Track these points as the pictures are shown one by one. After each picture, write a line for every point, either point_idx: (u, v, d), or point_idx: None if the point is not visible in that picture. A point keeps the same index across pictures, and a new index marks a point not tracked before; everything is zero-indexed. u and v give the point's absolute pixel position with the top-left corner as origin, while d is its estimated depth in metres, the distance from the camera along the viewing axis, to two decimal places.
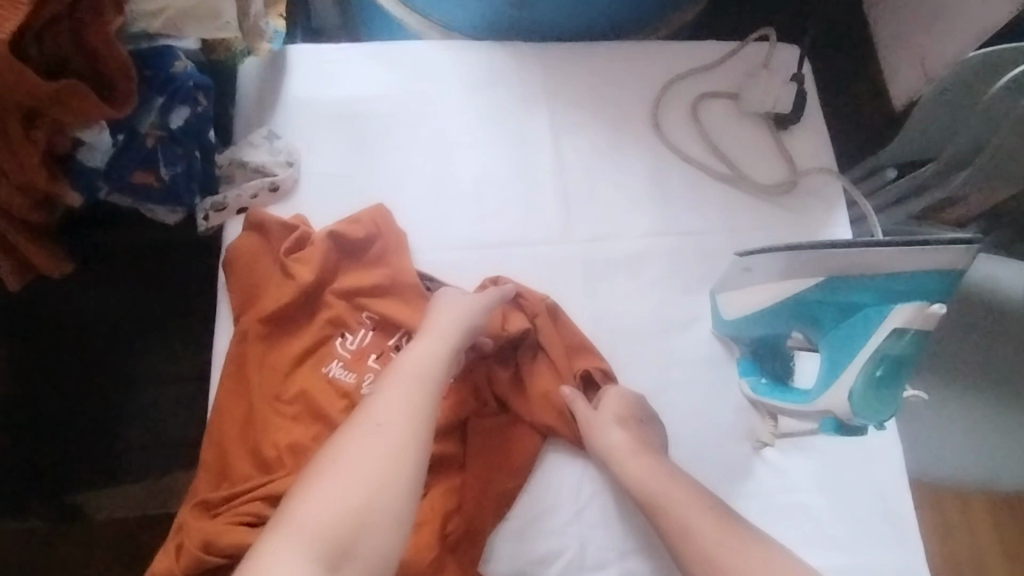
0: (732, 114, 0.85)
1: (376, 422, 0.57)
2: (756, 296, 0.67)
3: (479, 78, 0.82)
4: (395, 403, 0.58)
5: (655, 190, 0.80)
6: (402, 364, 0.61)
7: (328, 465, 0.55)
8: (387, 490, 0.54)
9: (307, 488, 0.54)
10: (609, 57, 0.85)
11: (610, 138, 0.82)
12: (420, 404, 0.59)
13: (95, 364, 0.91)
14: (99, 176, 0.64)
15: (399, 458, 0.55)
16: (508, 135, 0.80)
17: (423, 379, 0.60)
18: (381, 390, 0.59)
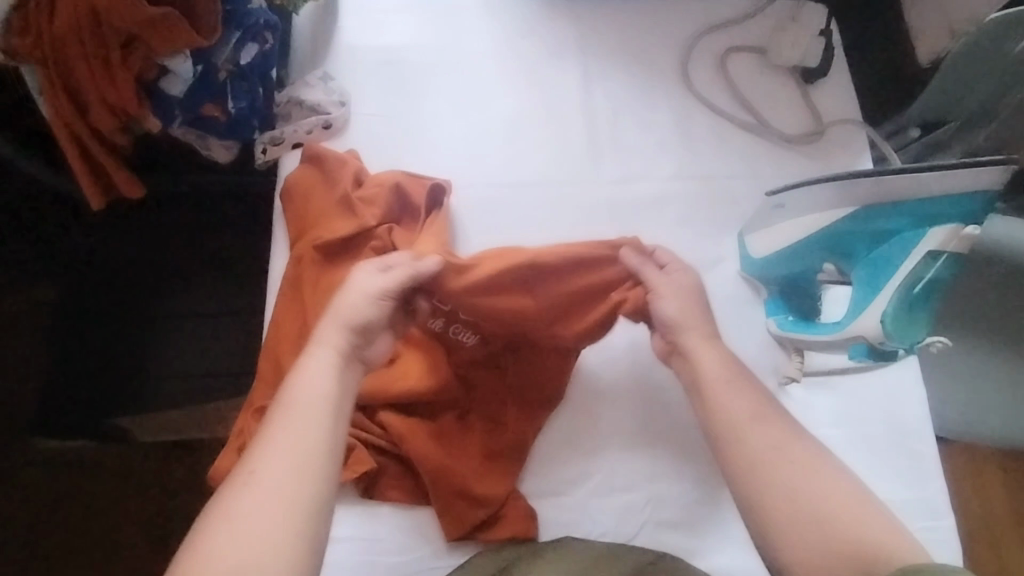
0: (761, 67, 0.88)
1: (252, 471, 0.51)
2: (788, 230, 0.71)
3: (517, 29, 0.86)
4: (278, 444, 0.52)
5: (683, 135, 0.84)
6: (289, 396, 0.55)
7: (205, 531, 0.48)
8: (274, 547, 0.48)
9: (183, 567, 0.47)
10: (641, 12, 0.89)
11: (641, 87, 0.86)
12: (311, 435, 0.53)
13: (148, 297, 0.97)
14: (175, 103, 0.69)
15: (287, 505, 0.50)
16: (539, 82, 0.84)
17: (309, 407, 0.55)
18: (262, 439, 0.53)
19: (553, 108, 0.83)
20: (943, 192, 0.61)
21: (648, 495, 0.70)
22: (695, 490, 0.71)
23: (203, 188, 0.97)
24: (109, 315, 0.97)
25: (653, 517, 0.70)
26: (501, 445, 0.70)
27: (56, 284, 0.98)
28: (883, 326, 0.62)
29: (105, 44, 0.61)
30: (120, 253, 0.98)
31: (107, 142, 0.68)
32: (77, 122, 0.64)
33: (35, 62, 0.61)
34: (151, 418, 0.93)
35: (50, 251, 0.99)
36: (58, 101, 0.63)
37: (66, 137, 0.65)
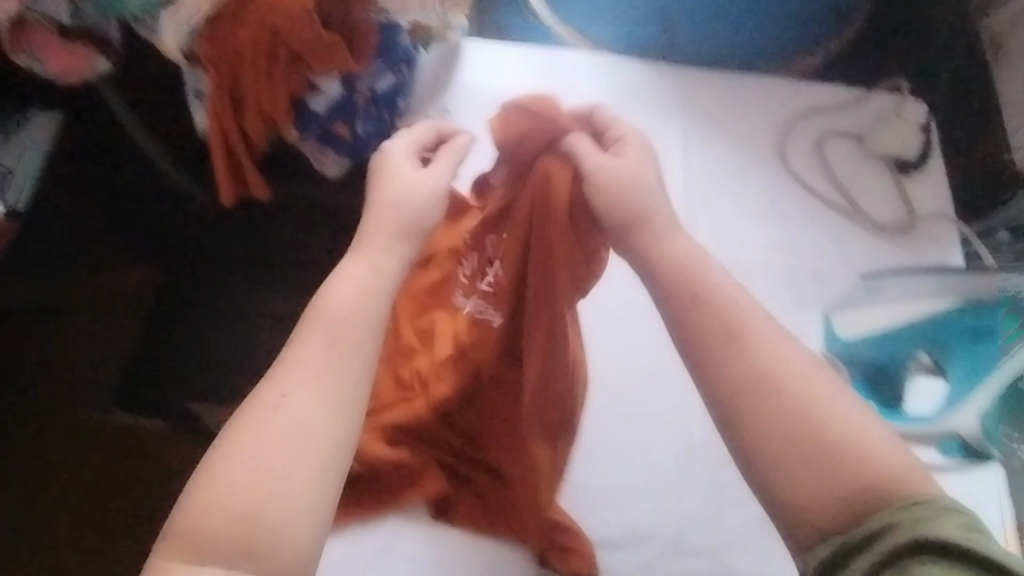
0: (856, 154, 0.91)
1: (282, 391, 0.49)
2: (885, 315, 0.77)
3: (627, 89, 0.91)
4: (308, 362, 0.51)
5: (770, 207, 0.87)
6: (323, 309, 0.54)
7: (228, 450, 0.47)
8: (299, 472, 0.47)
9: (208, 484, 0.46)
10: (747, 89, 0.93)
11: (737, 157, 0.90)
12: (342, 356, 0.52)
13: (239, 295, 1.01)
14: (315, 120, 0.76)
15: (315, 428, 0.48)
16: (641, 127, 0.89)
17: (344, 326, 0.53)
18: (294, 350, 0.51)
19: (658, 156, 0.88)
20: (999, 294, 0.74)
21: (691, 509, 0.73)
22: (760, 565, 0.72)
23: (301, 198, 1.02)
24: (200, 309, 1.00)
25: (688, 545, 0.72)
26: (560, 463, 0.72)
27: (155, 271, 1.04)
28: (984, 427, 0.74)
29: (272, 57, 0.67)
30: (218, 249, 1.02)
31: (249, 143, 0.74)
32: (229, 124, 0.71)
33: (210, 67, 0.67)
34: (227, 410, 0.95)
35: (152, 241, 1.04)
36: (218, 105, 0.70)
37: (217, 138, 0.72)
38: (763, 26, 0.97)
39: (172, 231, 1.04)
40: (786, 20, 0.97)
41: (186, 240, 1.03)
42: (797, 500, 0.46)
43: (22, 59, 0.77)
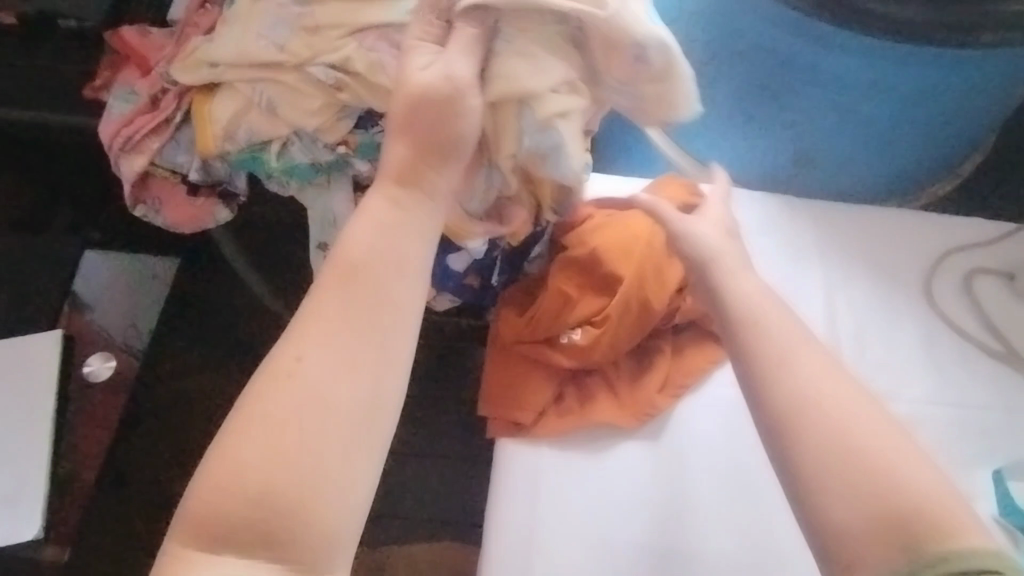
0: (1008, 294, 0.85)
1: (298, 354, 0.47)
2: None
3: (756, 226, 0.87)
4: (324, 325, 0.48)
5: (928, 357, 0.80)
6: (346, 254, 0.50)
7: (240, 418, 0.45)
8: (325, 452, 0.45)
9: (213, 454, 0.45)
10: (888, 222, 0.88)
11: (884, 298, 0.84)
12: (362, 321, 0.48)
13: None
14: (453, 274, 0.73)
15: (334, 402, 0.46)
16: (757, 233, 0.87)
17: (363, 276, 0.49)
18: (309, 309, 0.48)
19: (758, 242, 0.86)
20: None
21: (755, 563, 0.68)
22: None
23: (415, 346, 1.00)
24: None
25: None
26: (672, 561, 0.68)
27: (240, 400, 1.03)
28: None
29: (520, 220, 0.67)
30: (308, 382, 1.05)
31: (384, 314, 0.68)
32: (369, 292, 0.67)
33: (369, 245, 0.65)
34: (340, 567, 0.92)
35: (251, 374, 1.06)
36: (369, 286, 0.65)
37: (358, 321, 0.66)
38: (909, 164, 0.91)
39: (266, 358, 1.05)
40: (936, 156, 0.91)
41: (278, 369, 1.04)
42: (837, 531, 0.45)
43: (140, 212, 0.72)
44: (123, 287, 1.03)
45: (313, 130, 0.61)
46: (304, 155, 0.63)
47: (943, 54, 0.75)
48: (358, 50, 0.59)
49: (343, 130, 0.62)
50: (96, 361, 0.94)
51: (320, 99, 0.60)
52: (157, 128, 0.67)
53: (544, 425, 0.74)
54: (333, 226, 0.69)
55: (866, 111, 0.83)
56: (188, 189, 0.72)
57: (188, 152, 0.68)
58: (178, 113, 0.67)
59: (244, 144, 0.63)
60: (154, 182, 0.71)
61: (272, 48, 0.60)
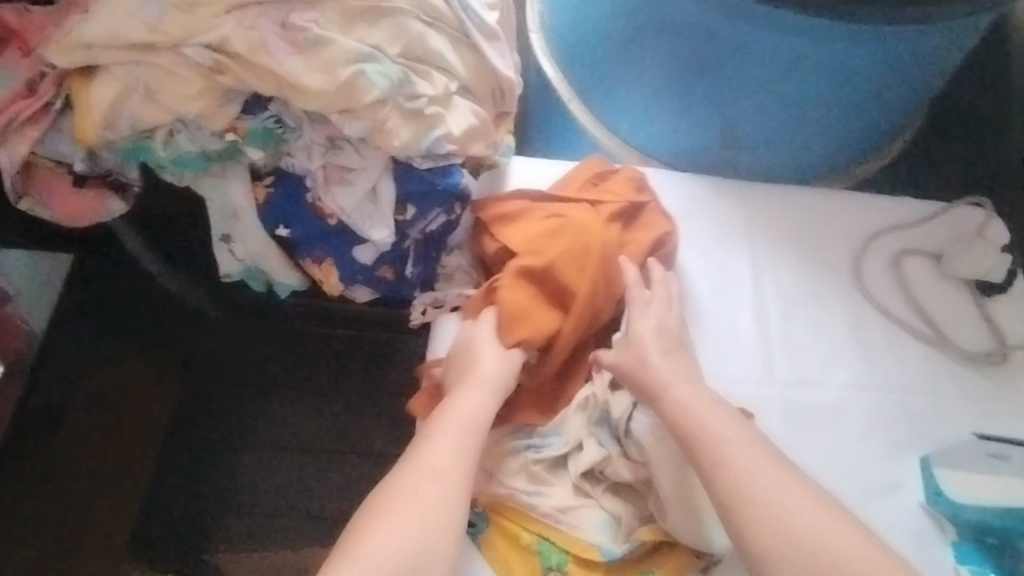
0: (935, 275, 0.84)
1: (422, 474, 0.62)
2: (991, 482, 0.71)
3: (682, 211, 0.86)
4: (444, 453, 0.63)
5: (856, 342, 0.80)
6: (452, 412, 0.66)
7: (382, 511, 0.60)
8: (437, 548, 0.59)
9: (356, 536, 0.59)
10: (817, 203, 0.87)
11: (813, 281, 0.83)
12: (466, 448, 0.64)
13: (232, 416, 1.01)
14: (361, 268, 0.66)
15: (448, 513, 0.60)
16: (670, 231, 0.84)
17: (470, 427, 0.65)
18: (428, 437, 0.64)
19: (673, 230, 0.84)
20: None
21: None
22: None
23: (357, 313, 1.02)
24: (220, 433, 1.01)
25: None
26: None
27: (142, 377, 1.01)
28: None
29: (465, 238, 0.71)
30: (224, 357, 1.03)
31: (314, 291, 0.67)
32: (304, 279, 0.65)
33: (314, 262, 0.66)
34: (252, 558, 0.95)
35: (167, 350, 1.03)
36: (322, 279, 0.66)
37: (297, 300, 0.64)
38: (838, 143, 0.90)
39: (184, 339, 1.03)
40: (866, 134, 0.90)
41: (197, 352, 1.03)
42: None
43: (25, 205, 0.67)
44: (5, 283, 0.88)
45: (196, 117, 0.58)
46: (191, 144, 0.59)
47: (864, 30, 0.74)
48: (238, 29, 0.56)
49: (229, 117, 0.58)
50: None
51: (200, 83, 0.57)
52: (34, 116, 0.62)
53: None
54: (234, 218, 0.65)
55: (786, 90, 0.82)
56: (74, 180, 0.67)
57: (71, 141, 0.63)
58: (58, 99, 0.62)
59: (127, 133, 0.58)
60: (37, 174, 0.67)
61: (143, 28, 0.56)
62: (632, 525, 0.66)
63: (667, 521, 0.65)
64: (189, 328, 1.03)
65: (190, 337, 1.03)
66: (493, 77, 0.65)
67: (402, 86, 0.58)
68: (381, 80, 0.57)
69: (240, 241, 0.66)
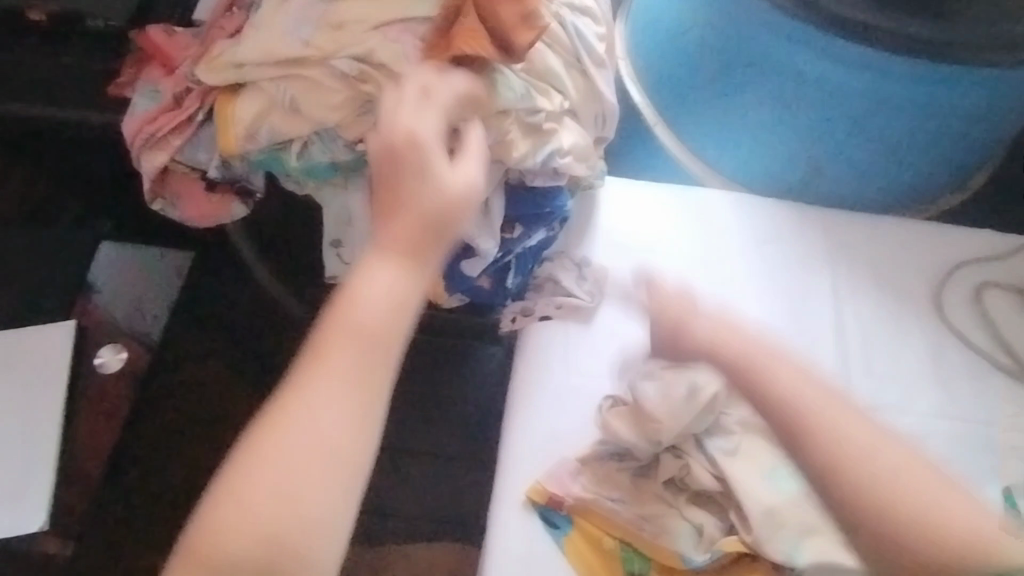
0: (1020, 309, 0.85)
1: (309, 405, 0.47)
2: None
3: (763, 233, 0.89)
4: (343, 370, 0.48)
5: (939, 373, 0.81)
6: (355, 304, 0.49)
7: (254, 450, 0.46)
8: (329, 488, 0.46)
9: (221, 481, 0.46)
10: (896, 235, 0.89)
11: (894, 313, 0.85)
12: (370, 370, 0.48)
13: None
14: (465, 279, 0.71)
15: (332, 454, 0.47)
16: (699, 242, 0.87)
17: (370, 337, 0.49)
18: (324, 353, 0.48)
19: (714, 254, 0.87)
20: None
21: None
22: None
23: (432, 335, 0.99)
24: None
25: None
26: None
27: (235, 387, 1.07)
28: None
29: None
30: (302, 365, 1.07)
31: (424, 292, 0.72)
32: None
33: None
34: None
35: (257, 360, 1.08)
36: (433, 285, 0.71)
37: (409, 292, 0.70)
38: (917, 174, 0.90)
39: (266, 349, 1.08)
40: (946, 168, 0.91)
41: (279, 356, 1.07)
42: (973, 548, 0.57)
43: (158, 206, 0.74)
44: (127, 286, 1.04)
45: (334, 127, 0.62)
46: (323, 154, 0.63)
47: (922, 60, 0.77)
48: (382, 43, 0.61)
49: (362, 127, 0.62)
50: (107, 353, 0.95)
51: (343, 93, 0.61)
52: (179, 127, 0.67)
53: (536, 421, 0.76)
54: (347, 225, 0.71)
55: (876, 123, 0.84)
56: (206, 185, 0.72)
57: (208, 150, 0.68)
58: (201, 112, 0.67)
59: (265, 144, 0.63)
60: (172, 175, 0.72)
61: (298, 44, 0.62)
62: (715, 535, 0.69)
63: (751, 533, 0.67)
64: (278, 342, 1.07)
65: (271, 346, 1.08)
66: (598, 102, 0.69)
67: (526, 99, 0.62)
68: (511, 93, 0.61)
69: (351, 246, 0.71)
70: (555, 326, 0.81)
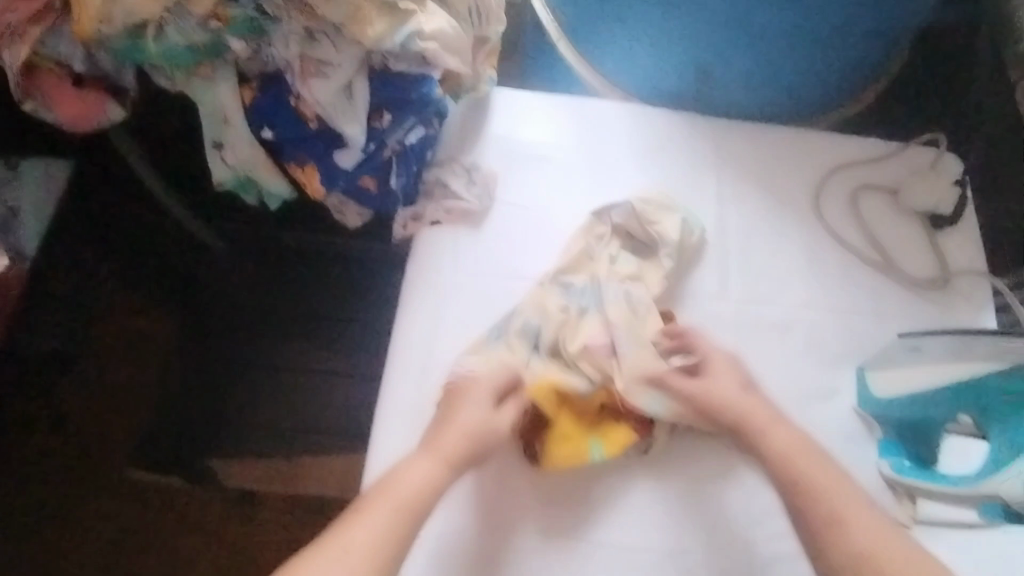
0: (890, 208, 0.89)
1: (345, 548, 0.61)
2: (915, 374, 0.74)
3: (655, 141, 0.90)
4: (368, 531, 0.62)
5: (812, 267, 0.85)
6: (390, 487, 0.65)
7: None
8: None
9: None
10: (782, 140, 0.91)
11: (774, 213, 0.88)
12: (392, 531, 0.62)
13: (218, 334, 1.07)
14: (342, 175, 0.73)
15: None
16: (591, 146, 0.88)
17: (404, 505, 0.64)
18: (360, 514, 0.63)
19: (602, 155, 0.88)
20: None
21: (706, 520, 0.73)
22: None
23: (328, 245, 1.08)
24: (219, 360, 1.07)
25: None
26: (595, 501, 0.73)
27: (151, 314, 1.10)
28: (1018, 488, 0.67)
29: None
30: (215, 290, 1.07)
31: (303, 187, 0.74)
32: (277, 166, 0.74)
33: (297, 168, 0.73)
34: (239, 460, 1.04)
35: (171, 289, 1.10)
36: (311, 179, 0.73)
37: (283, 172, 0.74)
38: (806, 78, 0.91)
39: (179, 272, 1.08)
40: (839, 72, 0.91)
41: (197, 283, 1.08)
42: None
43: (29, 106, 0.71)
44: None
45: (180, 5, 0.61)
46: (178, 36, 0.63)
47: None
48: None
49: (213, 6, 0.62)
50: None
51: None
52: (37, 15, 0.66)
53: (421, 319, 0.78)
54: (224, 123, 0.71)
55: (759, 27, 0.83)
56: (74, 82, 0.71)
57: (70, 41, 0.67)
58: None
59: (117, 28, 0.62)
60: (40, 78, 0.70)
61: None
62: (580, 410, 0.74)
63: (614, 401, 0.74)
64: (194, 262, 1.08)
65: (186, 269, 1.08)
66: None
67: None
68: None
69: (232, 147, 0.72)
70: (445, 231, 0.82)
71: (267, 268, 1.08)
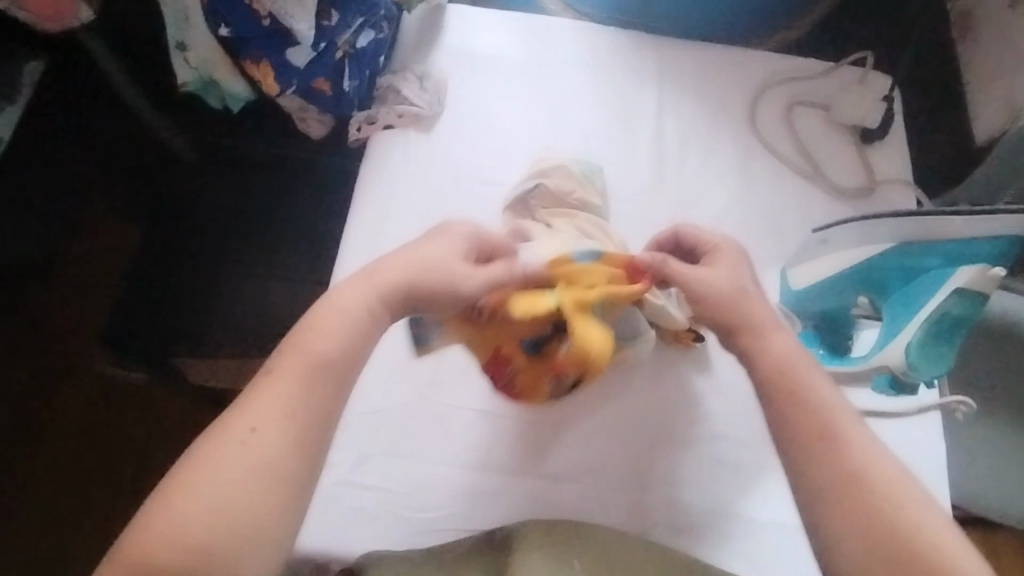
0: (822, 122, 0.94)
1: (252, 427, 0.56)
2: (824, 264, 0.79)
3: (599, 55, 0.94)
4: (281, 402, 0.57)
5: (741, 175, 0.90)
6: (300, 343, 0.60)
7: (199, 457, 0.55)
8: (262, 496, 0.54)
9: (165, 489, 0.54)
10: (722, 57, 0.96)
11: (709, 124, 0.93)
12: (314, 394, 0.58)
13: (181, 240, 1.11)
14: (295, 72, 0.79)
15: (274, 465, 0.55)
16: (538, 60, 0.93)
17: (321, 364, 0.59)
18: (267, 380, 0.58)
19: (547, 68, 0.93)
20: (963, 236, 0.70)
21: (639, 406, 0.76)
22: (710, 497, 0.73)
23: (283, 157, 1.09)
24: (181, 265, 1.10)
25: (649, 488, 0.73)
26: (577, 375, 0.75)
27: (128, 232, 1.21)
28: (908, 358, 0.72)
29: None
30: (184, 202, 1.12)
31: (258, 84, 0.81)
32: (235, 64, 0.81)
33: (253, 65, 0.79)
34: (207, 362, 1.08)
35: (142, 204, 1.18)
36: (265, 75, 0.79)
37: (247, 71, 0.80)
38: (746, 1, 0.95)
39: (156, 183, 1.16)
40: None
41: (168, 198, 1.13)
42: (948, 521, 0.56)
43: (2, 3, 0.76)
44: None
45: None
46: None
47: None
48: None
49: None
50: None
51: None
52: None
53: (370, 212, 0.83)
54: (185, 22, 0.79)
55: None
56: None
57: None
58: None
59: None
60: None
61: None
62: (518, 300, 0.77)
63: None
64: (169, 173, 1.13)
65: (162, 181, 1.15)
66: None
67: None
68: None
69: (193, 47, 0.80)
70: (396, 134, 0.87)
71: (228, 176, 1.11)
